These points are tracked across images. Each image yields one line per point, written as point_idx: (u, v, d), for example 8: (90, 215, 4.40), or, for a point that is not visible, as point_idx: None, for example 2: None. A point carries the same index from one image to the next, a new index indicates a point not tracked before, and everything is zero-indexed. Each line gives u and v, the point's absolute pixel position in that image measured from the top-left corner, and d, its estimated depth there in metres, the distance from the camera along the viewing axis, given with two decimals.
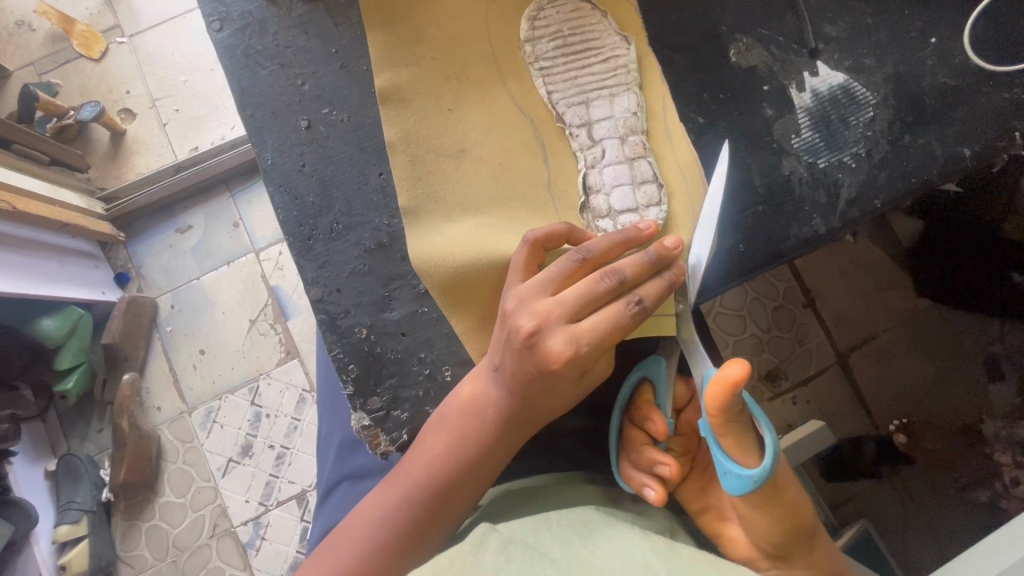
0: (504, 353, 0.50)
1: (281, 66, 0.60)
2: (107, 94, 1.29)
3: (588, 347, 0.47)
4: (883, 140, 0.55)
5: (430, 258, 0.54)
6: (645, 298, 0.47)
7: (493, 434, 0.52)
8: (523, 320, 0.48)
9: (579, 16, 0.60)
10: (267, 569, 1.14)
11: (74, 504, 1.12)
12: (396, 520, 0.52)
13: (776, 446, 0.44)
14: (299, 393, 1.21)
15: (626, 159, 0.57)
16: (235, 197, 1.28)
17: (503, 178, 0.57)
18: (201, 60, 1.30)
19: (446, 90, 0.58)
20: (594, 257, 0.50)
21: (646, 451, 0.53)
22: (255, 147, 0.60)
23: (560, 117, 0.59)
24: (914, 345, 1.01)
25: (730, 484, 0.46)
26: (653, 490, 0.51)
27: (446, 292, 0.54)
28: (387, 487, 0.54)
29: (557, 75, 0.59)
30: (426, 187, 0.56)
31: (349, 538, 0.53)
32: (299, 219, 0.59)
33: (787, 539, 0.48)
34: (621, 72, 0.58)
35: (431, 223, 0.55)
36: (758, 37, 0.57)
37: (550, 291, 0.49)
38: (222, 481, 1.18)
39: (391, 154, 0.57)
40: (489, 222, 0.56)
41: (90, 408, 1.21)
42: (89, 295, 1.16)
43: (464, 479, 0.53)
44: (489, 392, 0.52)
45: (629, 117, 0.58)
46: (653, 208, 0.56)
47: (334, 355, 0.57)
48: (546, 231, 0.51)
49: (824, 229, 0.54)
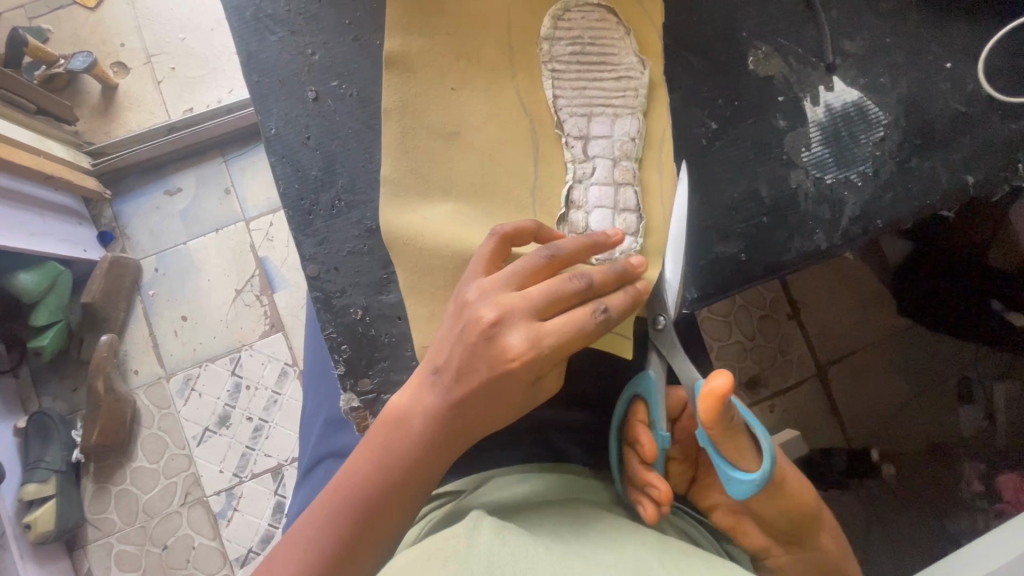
0: (459, 346, 0.49)
1: (291, 33, 0.59)
2: (100, 45, 1.25)
3: (549, 347, 0.46)
4: (891, 161, 0.55)
5: (402, 231, 0.54)
6: (610, 308, 0.48)
7: (437, 438, 0.50)
8: (485, 311, 0.47)
9: (603, 27, 0.58)
10: (237, 541, 1.13)
11: (43, 462, 1.10)
12: (337, 530, 0.49)
13: (771, 449, 0.49)
14: (281, 366, 1.20)
15: (614, 183, 0.57)
16: (228, 162, 1.25)
17: (492, 171, 0.56)
18: (202, 18, 1.26)
19: (452, 70, 0.57)
20: (561, 255, 0.50)
21: (638, 472, 0.53)
22: (260, 114, 0.58)
23: (560, 123, 0.58)
24: (892, 364, 1.03)
25: (733, 489, 0.50)
26: (646, 508, 0.52)
27: (413, 269, 0.54)
28: (330, 494, 0.50)
29: (566, 82, 0.58)
30: (412, 162, 0.56)
31: (294, 538, 0.50)
32: (301, 192, 0.57)
33: (793, 527, 0.55)
34: (629, 95, 0.57)
35: (410, 199, 0.55)
36: (777, 46, 0.57)
37: (515, 285, 0.49)
38: (197, 450, 1.17)
39: (384, 120, 0.56)
40: (463, 209, 0.55)
41: (65, 367, 1.19)
42: (71, 252, 1.13)
43: (411, 484, 0.50)
44: (442, 389, 0.50)
45: (626, 141, 0.57)
46: (629, 237, 0.55)
47: (327, 334, 0.56)
48: (515, 226, 0.51)
49: (825, 245, 0.54)
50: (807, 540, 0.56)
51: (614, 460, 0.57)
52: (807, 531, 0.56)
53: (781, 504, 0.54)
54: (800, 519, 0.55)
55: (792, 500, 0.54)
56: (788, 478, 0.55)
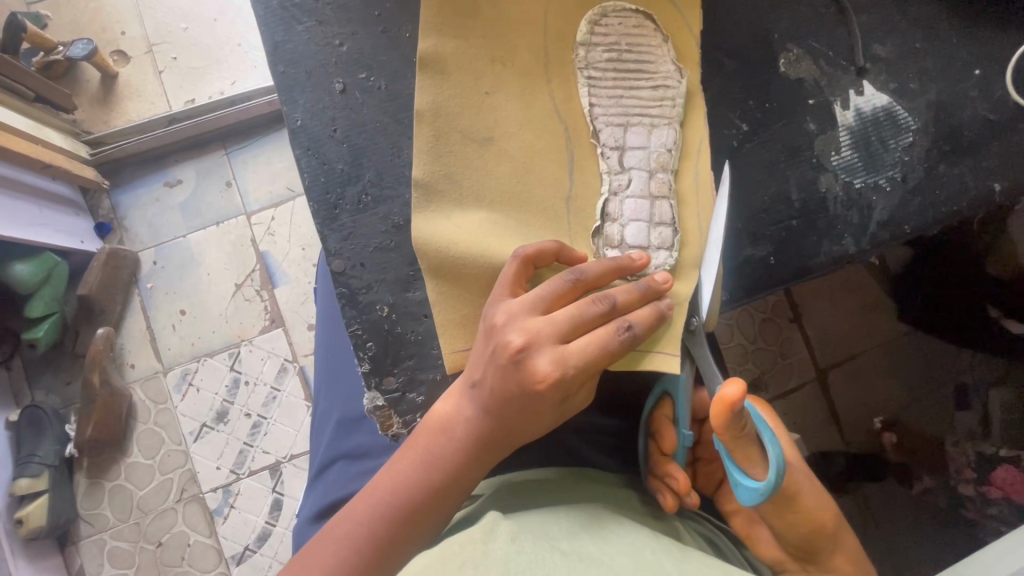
0: (487, 369, 0.48)
1: (319, 23, 0.58)
2: (100, 33, 1.23)
3: (575, 370, 0.46)
4: (919, 167, 0.55)
5: (432, 238, 0.51)
6: (634, 325, 0.47)
7: (465, 457, 0.50)
8: (512, 336, 0.47)
9: (640, 34, 0.55)
10: (233, 538, 1.11)
11: (35, 457, 1.07)
12: (360, 544, 0.50)
13: (780, 460, 0.47)
14: (281, 362, 1.18)
15: (650, 196, 0.54)
16: (230, 155, 1.23)
17: (525, 178, 0.54)
18: (205, 8, 1.24)
19: (486, 71, 0.54)
20: (587, 278, 0.48)
21: (659, 461, 0.56)
22: (285, 105, 0.57)
23: (596, 133, 0.55)
24: (893, 368, 1.04)
25: (740, 495, 0.49)
26: (666, 499, 0.54)
27: (436, 273, 0.51)
28: (356, 505, 0.52)
29: (602, 89, 0.55)
30: (445, 167, 0.52)
31: (317, 555, 0.50)
32: (326, 185, 0.56)
33: (806, 543, 0.53)
34: (667, 104, 0.54)
35: (443, 206, 0.52)
36: (809, 49, 0.57)
37: (541, 309, 0.48)
38: (194, 446, 1.15)
39: (415, 122, 0.53)
40: (499, 217, 0.53)
41: (59, 360, 1.16)
42: (67, 243, 1.11)
43: (437, 500, 0.51)
44: (467, 410, 0.50)
45: (663, 152, 0.54)
46: (663, 252, 0.52)
47: (352, 331, 0.55)
48: (537, 247, 0.49)
49: (853, 249, 0.54)
50: (822, 560, 0.54)
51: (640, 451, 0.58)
52: (821, 547, 0.53)
53: (793, 520, 0.52)
54: (814, 539, 0.53)
55: (808, 516, 0.52)
56: (804, 494, 0.52)
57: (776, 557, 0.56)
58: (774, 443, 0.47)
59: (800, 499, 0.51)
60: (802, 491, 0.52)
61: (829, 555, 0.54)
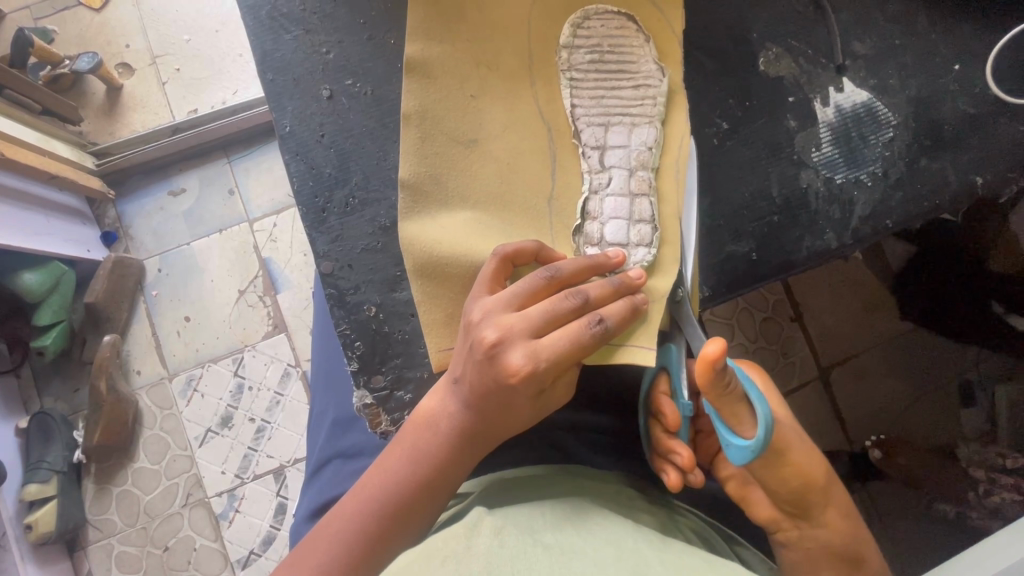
0: (465, 364, 0.49)
1: (307, 32, 0.59)
2: (105, 46, 1.26)
3: (547, 364, 0.47)
4: (901, 161, 0.55)
5: (417, 238, 0.52)
6: (606, 319, 0.48)
7: (447, 453, 0.51)
8: (486, 331, 0.47)
9: (623, 35, 0.56)
10: (239, 542, 1.13)
11: (44, 463, 1.09)
12: (346, 542, 0.51)
13: (768, 419, 0.48)
14: (284, 366, 1.19)
15: (630, 193, 0.54)
16: (233, 163, 1.25)
17: (508, 180, 0.55)
18: (207, 19, 1.26)
19: (471, 76, 0.56)
20: (561, 275, 0.49)
21: (664, 441, 0.55)
22: (275, 112, 0.58)
23: (577, 133, 0.56)
24: (896, 364, 1.03)
25: (732, 455, 0.50)
26: (670, 476, 0.54)
27: (422, 274, 0.52)
28: (344, 504, 0.53)
29: (585, 90, 0.56)
30: (431, 167, 0.53)
31: (309, 552, 0.51)
32: (315, 190, 0.58)
33: (797, 497, 0.54)
34: (648, 103, 0.55)
35: (428, 207, 0.53)
36: (787, 47, 0.57)
37: (516, 305, 0.49)
38: (198, 450, 1.16)
39: (403, 124, 0.54)
40: (483, 218, 0.54)
41: (67, 367, 1.18)
42: (74, 251, 1.13)
43: (419, 498, 0.51)
44: (447, 406, 0.51)
45: (644, 150, 0.55)
46: (642, 249, 0.53)
47: (340, 331, 0.57)
48: (515, 246, 0.50)
49: (836, 244, 0.55)
50: (815, 516, 0.55)
51: (642, 430, 0.58)
52: (813, 504, 0.55)
53: (787, 476, 0.53)
54: (807, 494, 0.54)
55: (800, 470, 0.53)
56: (795, 447, 0.53)
57: (772, 517, 0.57)
58: (762, 401, 0.48)
59: (792, 455, 0.52)
60: (793, 445, 0.53)
61: (821, 510, 0.55)
